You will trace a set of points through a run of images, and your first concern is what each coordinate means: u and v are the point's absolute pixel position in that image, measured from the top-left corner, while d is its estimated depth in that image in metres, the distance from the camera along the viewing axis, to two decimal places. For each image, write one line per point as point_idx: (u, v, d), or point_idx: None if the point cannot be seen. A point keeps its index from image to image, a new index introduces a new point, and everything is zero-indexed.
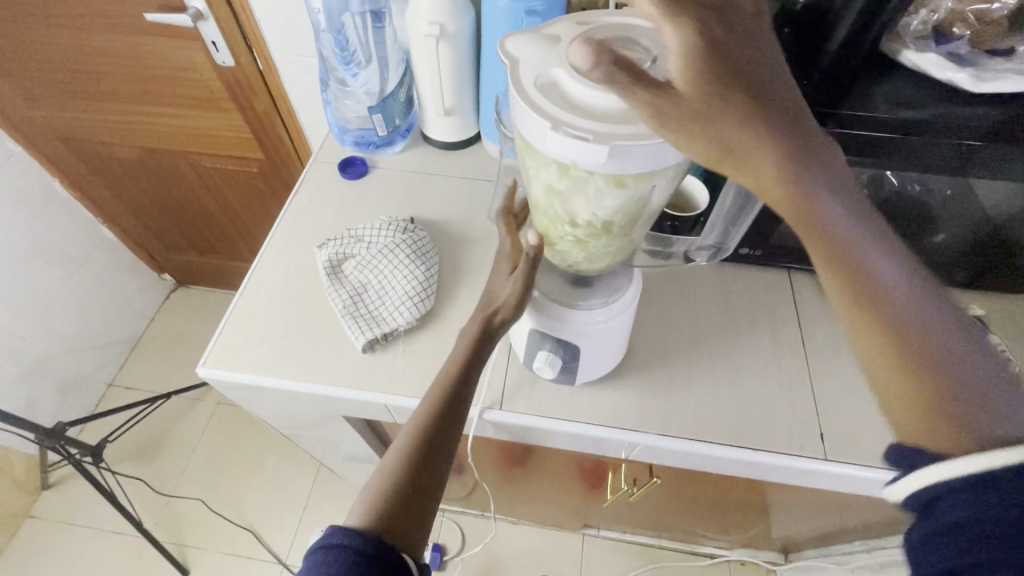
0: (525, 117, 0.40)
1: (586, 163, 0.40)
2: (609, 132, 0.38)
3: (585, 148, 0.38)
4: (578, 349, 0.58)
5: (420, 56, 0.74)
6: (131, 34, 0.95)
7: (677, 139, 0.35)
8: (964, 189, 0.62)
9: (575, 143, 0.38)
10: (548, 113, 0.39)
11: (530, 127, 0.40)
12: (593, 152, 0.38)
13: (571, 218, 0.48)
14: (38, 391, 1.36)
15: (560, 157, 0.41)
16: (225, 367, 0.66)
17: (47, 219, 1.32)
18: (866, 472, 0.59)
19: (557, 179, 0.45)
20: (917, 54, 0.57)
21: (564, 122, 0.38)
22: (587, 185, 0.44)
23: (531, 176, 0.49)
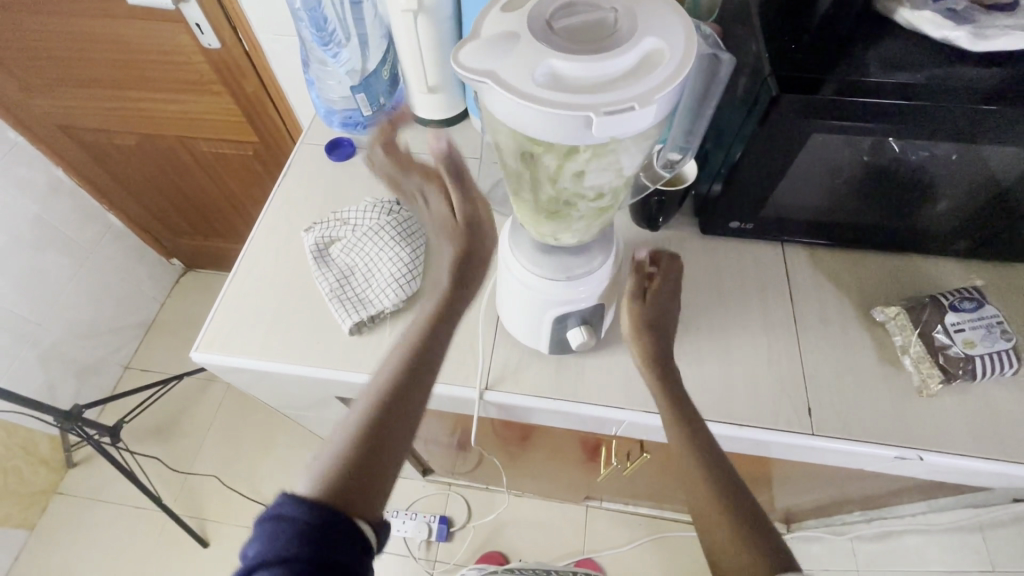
0: (546, 119, 0.33)
1: (631, 133, 0.35)
2: (648, 90, 0.33)
3: (631, 116, 0.33)
4: (599, 304, 0.56)
5: (399, 32, 0.72)
6: (116, 20, 0.95)
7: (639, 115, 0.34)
8: (972, 156, 0.58)
9: (625, 117, 0.33)
10: (575, 105, 0.33)
11: (556, 127, 0.34)
12: (643, 117, 0.33)
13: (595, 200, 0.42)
14: (57, 375, 1.42)
15: (598, 140, 0.35)
16: (218, 351, 0.68)
17: (53, 207, 1.34)
18: (854, 447, 0.59)
19: (582, 163, 0.38)
20: (912, 12, 0.54)
21: (594, 103, 0.32)
22: (613, 156, 0.38)
23: (529, 185, 0.42)
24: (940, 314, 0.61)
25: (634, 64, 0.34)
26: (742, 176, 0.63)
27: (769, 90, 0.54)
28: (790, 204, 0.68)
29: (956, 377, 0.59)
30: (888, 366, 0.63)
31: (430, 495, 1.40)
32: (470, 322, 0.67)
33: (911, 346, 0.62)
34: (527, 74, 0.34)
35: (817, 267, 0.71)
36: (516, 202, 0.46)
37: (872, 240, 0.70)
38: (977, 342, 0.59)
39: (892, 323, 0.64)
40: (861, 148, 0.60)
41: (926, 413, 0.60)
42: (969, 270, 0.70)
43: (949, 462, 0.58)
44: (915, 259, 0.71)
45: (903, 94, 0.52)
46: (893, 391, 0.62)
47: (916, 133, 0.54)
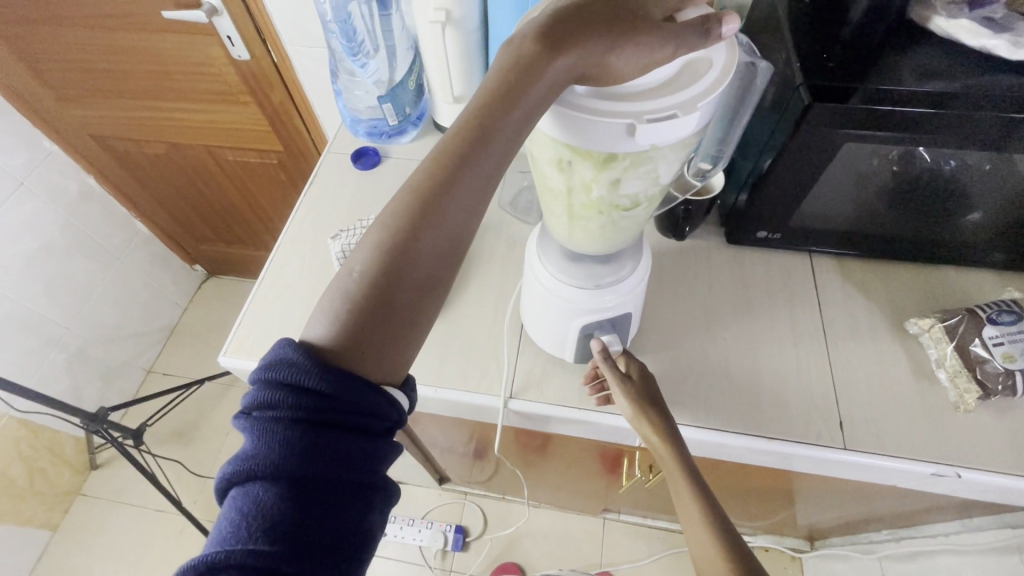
0: (586, 127, 0.33)
1: (673, 143, 0.35)
2: (689, 99, 0.33)
3: (674, 126, 0.33)
4: (626, 311, 0.56)
5: (427, 42, 0.73)
6: (150, 33, 0.97)
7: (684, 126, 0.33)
8: (1007, 164, 0.57)
9: (668, 124, 0.32)
10: (617, 114, 0.33)
11: (598, 138, 0.34)
12: (686, 126, 0.33)
13: (631, 202, 0.41)
14: (83, 378, 1.44)
15: (639, 149, 0.35)
16: (245, 355, 0.68)
17: (83, 214, 1.38)
18: (890, 462, 0.57)
19: (620, 171, 0.37)
20: (947, 21, 0.54)
21: (636, 113, 0.33)
22: (650, 165, 0.37)
23: (570, 190, 0.41)
24: (977, 327, 0.60)
25: (675, 76, 0.34)
26: (770, 186, 0.63)
27: (798, 99, 0.54)
28: (818, 214, 0.67)
29: (995, 391, 0.58)
30: (923, 380, 0.62)
31: (446, 504, 1.39)
32: (495, 329, 0.67)
33: (946, 359, 0.60)
34: (568, 88, 0.34)
35: (846, 278, 0.70)
36: (547, 211, 0.46)
37: (901, 250, 0.68)
38: (1017, 355, 0.57)
39: (926, 335, 0.63)
40: (891, 156, 0.59)
41: (963, 429, 0.58)
42: (1004, 282, 0.68)
43: (986, 480, 0.56)
44: (947, 270, 0.70)
45: (935, 102, 0.52)
46: (929, 406, 0.60)
47: (949, 141, 0.54)
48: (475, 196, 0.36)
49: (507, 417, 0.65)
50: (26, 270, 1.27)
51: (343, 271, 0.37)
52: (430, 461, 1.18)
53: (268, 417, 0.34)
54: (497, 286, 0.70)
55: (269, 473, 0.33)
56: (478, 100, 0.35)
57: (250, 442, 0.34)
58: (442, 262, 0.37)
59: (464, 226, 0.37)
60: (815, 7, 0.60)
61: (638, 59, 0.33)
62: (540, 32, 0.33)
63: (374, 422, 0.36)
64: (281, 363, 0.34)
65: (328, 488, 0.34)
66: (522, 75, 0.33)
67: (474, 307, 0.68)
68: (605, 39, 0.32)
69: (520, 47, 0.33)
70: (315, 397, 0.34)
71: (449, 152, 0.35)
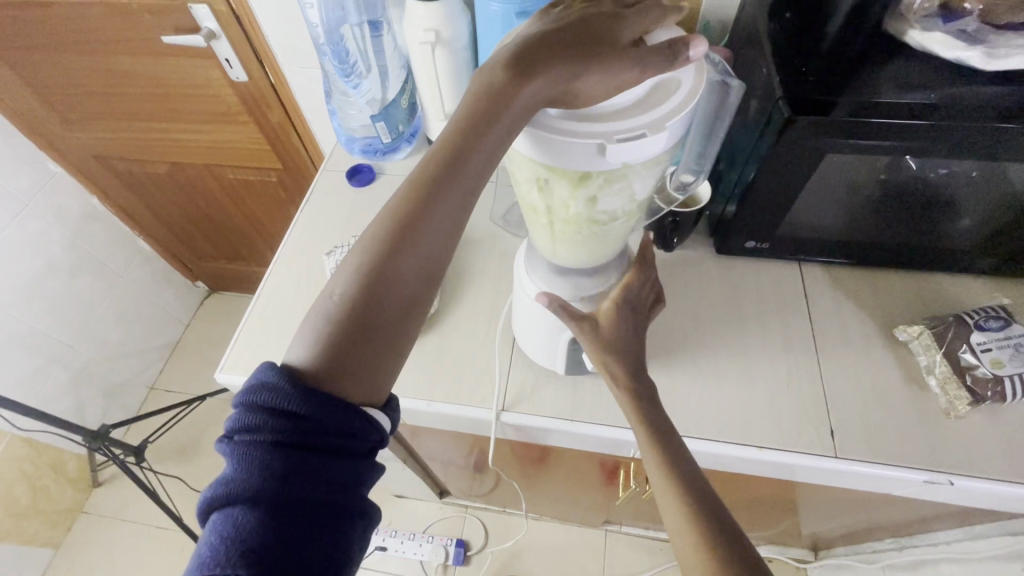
0: (559, 147, 0.34)
1: (645, 161, 0.36)
2: (658, 118, 0.34)
3: (643, 144, 0.34)
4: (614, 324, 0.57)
5: (417, 62, 0.75)
6: (152, 57, 1.00)
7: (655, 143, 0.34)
8: (991, 173, 0.57)
9: (638, 143, 0.33)
10: (588, 134, 0.34)
11: (572, 158, 0.35)
12: (655, 144, 0.34)
13: (609, 216, 0.42)
14: (85, 395, 1.45)
15: (612, 167, 0.35)
16: (241, 372, 0.69)
17: (87, 233, 1.40)
18: (884, 469, 0.57)
19: (595, 188, 0.38)
20: (922, 35, 0.54)
21: (607, 133, 0.34)
22: (624, 182, 0.38)
23: (550, 208, 0.42)
24: (965, 332, 0.60)
25: (644, 96, 0.35)
26: (756, 196, 0.64)
27: (779, 112, 0.55)
28: (805, 223, 0.68)
29: (986, 399, 0.58)
30: (913, 387, 0.62)
31: (447, 517, 1.39)
32: (488, 342, 0.67)
33: (936, 366, 0.61)
34: (541, 110, 0.35)
35: (835, 286, 0.71)
36: (531, 228, 0.47)
37: (887, 258, 0.69)
38: (1005, 361, 0.58)
39: (916, 342, 0.63)
40: (878, 166, 0.60)
41: (954, 436, 0.58)
42: (993, 288, 0.69)
43: (979, 486, 0.56)
44: (936, 276, 0.70)
45: (915, 113, 0.53)
46: (920, 412, 0.60)
47: (931, 151, 0.54)
48: (448, 220, 0.38)
49: (500, 430, 0.65)
50: (31, 290, 1.29)
51: (325, 295, 0.38)
52: (429, 474, 1.18)
53: (248, 441, 0.35)
54: (489, 299, 0.71)
55: (251, 496, 0.34)
56: (451, 127, 0.36)
57: (229, 467, 0.35)
58: (419, 286, 0.38)
59: (441, 251, 0.38)
60: (795, 22, 0.61)
61: (609, 81, 0.34)
62: (514, 59, 0.35)
63: (356, 443, 0.37)
64: (262, 388, 0.36)
65: (309, 510, 0.35)
66: (493, 101, 0.34)
67: (467, 321, 0.69)
68: (575, 63, 0.34)
69: (494, 72, 0.35)
70: (296, 420, 0.35)
71: (423, 179, 0.37)
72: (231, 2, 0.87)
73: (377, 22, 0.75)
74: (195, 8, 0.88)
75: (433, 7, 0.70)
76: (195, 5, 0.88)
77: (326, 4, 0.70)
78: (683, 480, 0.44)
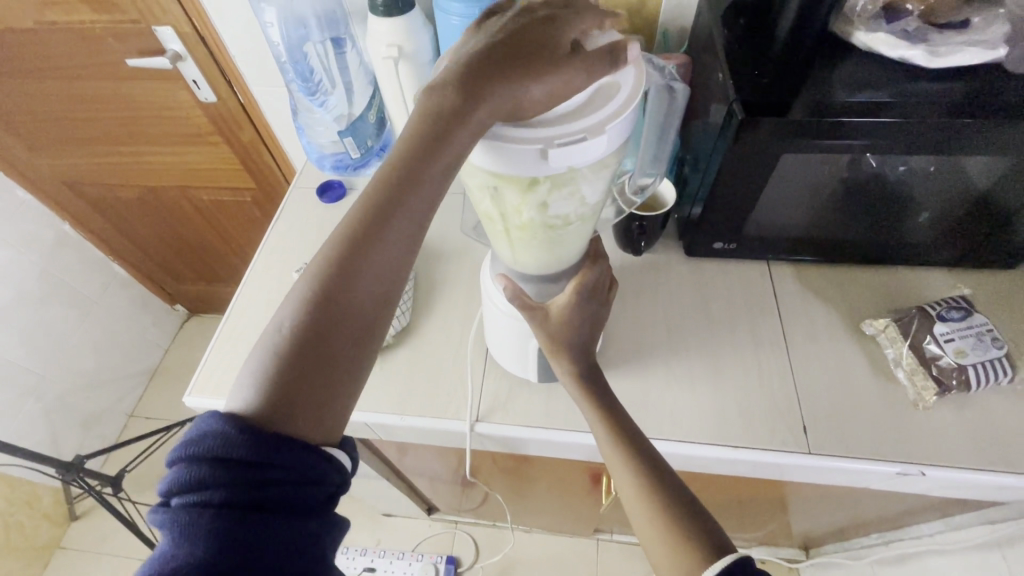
0: (502, 153, 0.35)
1: (589, 164, 0.36)
2: (596, 123, 0.35)
3: (583, 148, 0.34)
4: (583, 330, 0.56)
5: (382, 76, 0.75)
6: (118, 80, 1.00)
7: (596, 145, 0.34)
8: (947, 168, 0.59)
9: (577, 148, 0.34)
10: (528, 140, 0.34)
11: (516, 164, 0.35)
12: (595, 148, 0.35)
13: (562, 219, 0.42)
14: (61, 426, 1.42)
15: (557, 172, 0.36)
16: (211, 394, 0.68)
17: (59, 260, 1.38)
18: (857, 463, 0.57)
19: (543, 194, 0.38)
20: (866, 35, 0.56)
21: (547, 138, 0.34)
22: (572, 186, 0.38)
23: (504, 215, 0.42)
24: (928, 325, 0.61)
25: (586, 101, 0.36)
26: (719, 198, 0.64)
27: (734, 114, 0.56)
28: (769, 223, 0.69)
29: (951, 388, 0.59)
30: (883, 380, 0.62)
31: (437, 534, 1.37)
32: (461, 354, 0.67)
33: (902, 358, 0.61)
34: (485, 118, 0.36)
35: (803, 284, 0.71)
36: (490, 235, 0.47)
37: (851, 254, 0.70)
38: (968, 351, 0.59)
39: (883, 335, 0.64)
40: (839, 164, 0.61)
41: (924, 426, 0.59)
42: (957, 279, 0.70)
43: (949, 476, 0.56)
44: (901, 271, 0.71)
45: (868, 110, 0.54)
46: (890, 404, 0.61)
47: (884, 148, 0.56)
48: (399, 250, 0.38)
49: (476, 441, 0.64)
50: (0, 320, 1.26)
51: (271, 330, 0.38)
52: (415, 491, 1.16)
53: (196, 495, 0.33)
54: (462, 310, 0.70)
55: (193, 560, 0.32)
56: (396, 155, 0.36)
57: (176, 526, 0.33)
58: (371, 314, 0.39)
59: (392, 278, 0.39)
60: (748, 27, 0.63)
61: (550, 85, 0.34)
62: (456, 68, 0.35)
63: (309, 488, 0.36)
64: (207, 438, 0.34)
65: (258, 568, 0.33)
66: (439, 124, 0.34)
67: (439, 333, 0.69)
68: (520, 76, 0.34)
69: (438, 88, 0.35)
70: (243, 472, 0.34)
71: (371, 211, 0.37)
72: (195, 24, 0.87)
73: (339, 38, 0.75)
74: (159, 31, 0.88)
75: (394, 21, 0.70)
76: (158, 27, 0.88)
77: (287, 22, 0.72)
78: (650, 477, 0.48)
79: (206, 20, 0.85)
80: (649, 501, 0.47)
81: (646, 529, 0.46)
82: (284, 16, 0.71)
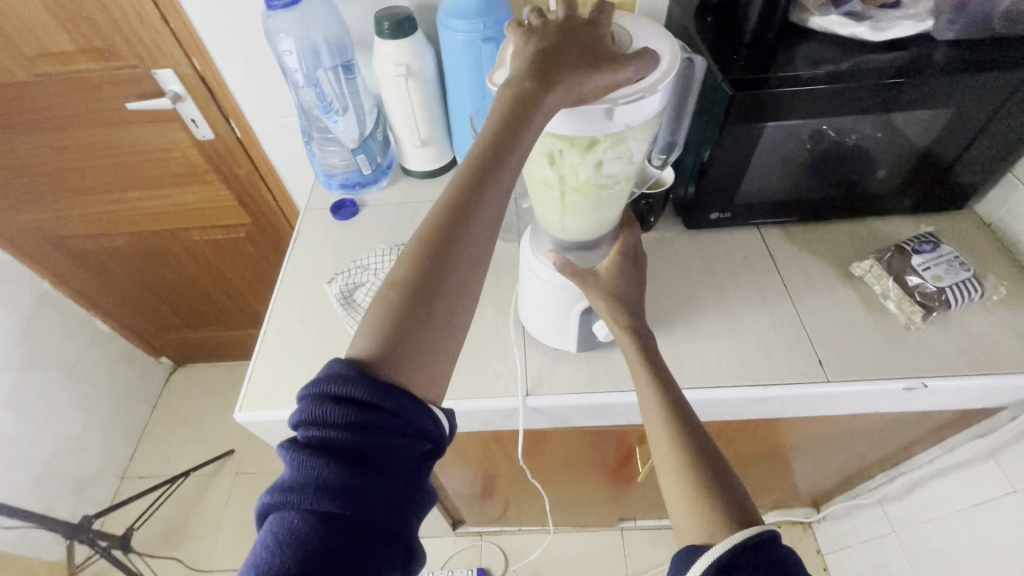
0: (575, 115, 0.43)
1: (643, 121, 0.45)
2: (650, 84, 0.43)
3: (641, 105, 0.43)
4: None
5: (391, 95, 0.81)
6: (113, 126, 1.01)
7: (650, 100, 0.43)
8: (893, 127, 0.69)
9: (638, 104, 0.42)
10: (597, 102, 0.43)
11: (587, 124, 0.44)
12: (651, 104, 0.43)
13: (610, 178, 0.52)
14: (53, 494, 1.34)
15: (616, 129, 0.45)
16: (261, 407, 0.69)
17: (41, 319, 1.33)
18: (871, 384, 0.65)
19: (601, 152, 0.48)
20: (820, 18, 0.67)
21: (612, 99, 0.43)
22: (623, 145, 0.48)
23: (563, 175, 0.51)
24: (907, 259, 0.71)
25: None
26: (714, 172, 0.72)
27: (723, 94, 0.64)
28: (756, 191, 0.77)
29: (935, 309, 0.68)
30: (875, 311, 0.71)
31: (464, 549, 1.36)
32: (500, 338, 0.71)
33: (890, 290, 0.71)
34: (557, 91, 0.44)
35: (792, 241, 0.80)
36: (542, 203, 0.57)
37: (828, 211, 0.80)
38: (943, 275, 0.68)
39: (869, 275, 0.73)
40: (804, 137, 0.71)
41: (916, 345, 0.68)
42: (918, 222, 0.81)
43: (947, 384, 0.65)
44: (872, 222, 0.82)
45: (829, 80, 0.63)
46: (885, 330, 0.69)
47: (841, 110, 0.65)
48: (492, 215, 0.42)
49: (526, 416, 0.68)
50: None
51: (386, 283, 0.42)
52: (443, 504, 1.16)
53: (319, 429, 0.36)
54: (493, 300, 0.75)
55: (315, 485, 0.35)
56: (493, 128, 0.41)
57: (299, 455, 0.36)
58: (469, 275, 0.42)
59: (485, 238, 0.43)
60: (718, 23, 0.72)
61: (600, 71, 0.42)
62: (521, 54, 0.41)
63: (416, 442, 0.38)
64: (330, 378, 0.37)
65: (369, 505, 0.35)
66: (528, 103, 0.41)
67: (476, 324, 0.72)
68: (579, 65, 0.42)
69: (519, 78, 0.42)
70: (362, 414, 0.37)
71: (473, 173, 0.42)
72: (196, 64, 0.90)
73: (349, 64, 0.81)
74: (159, 73, 0.91)
75: (400, 42, 0.75)
76: (158, 70, 0.91)
77: (302, 50, 0.77)
78: (682, 438, 0.49)
79: (208, 59, 0.88)
80: (673, 449, 0.48)
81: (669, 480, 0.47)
82: (300, 44, 0.76)
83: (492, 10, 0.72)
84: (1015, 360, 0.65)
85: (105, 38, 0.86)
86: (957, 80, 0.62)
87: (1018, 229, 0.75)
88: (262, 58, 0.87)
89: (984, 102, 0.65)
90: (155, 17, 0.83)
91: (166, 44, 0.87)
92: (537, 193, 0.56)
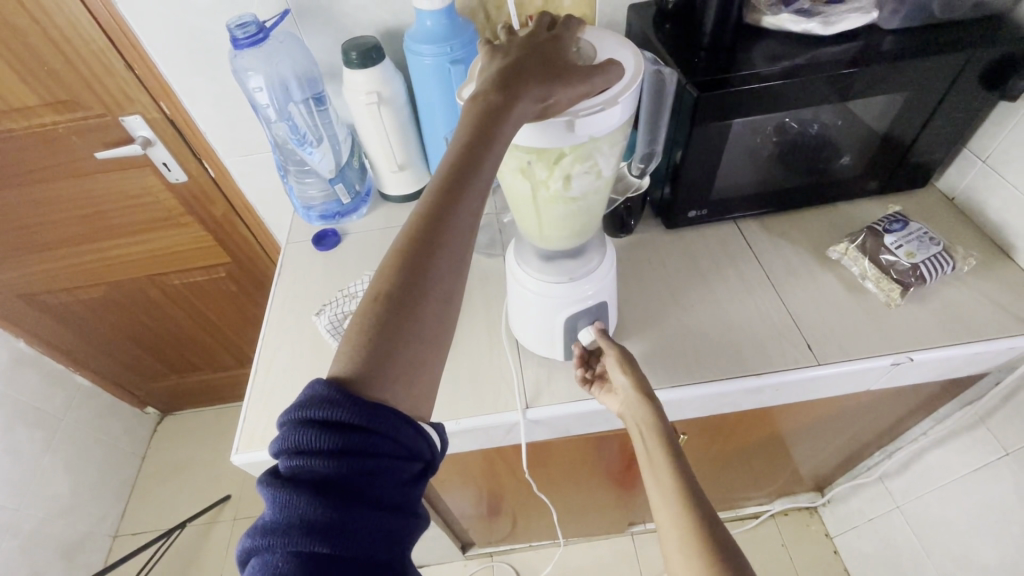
0: (541, 132, 0.45)
1: (607, 130, 0.46)
2: (610, 97, 0.45)
3: (603, 115, 0.44)
4: (603, 301, 0.63)
5: (364, 122, 0.81)
6: (81, 177, 0.99)
7: (612, 110, 0.45)
8: (852, 114, 0.72)
9: (598, 116, 0.44)
10: (560, 115, 0.45)
11: (551, 138, 0.46)
12: (613, 115, 0.45)
13: (580, 190, 0.53)
14: (44, 561, 1.28)
15: (581, 140, 0.46)
16: (259, 447, 0.67)
17: (18, 381, 1.28)
18: (860, 363, 0.66)
19: (567, 167, 0.50)
20: (773, 17, 0.70)
21: (574, 112, 0.44)
22: (591, 159, 0.50)
23: (537, 189, 0.52)
24: (879, 239, 0.74)
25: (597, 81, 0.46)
26: (688, 172, 0.74)
27: (689, 96, 0.65)
28: (731, 186, 0.79)
29: (911, 285, 0.71)
30: (855, 292, 0.73)
31: (475, 572, 1.33)
32: (494, 354, 0.71)
33: (868, 271, 0.73)
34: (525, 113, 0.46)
35: (769, 232, 0.83)
36: (521, 219, 0.58)
37: (798, 200, 0.82)
38: (916, 252, 0.71)
39: (846, 257, 0.76)
40: (769, 131, 0.73)
41: (896, 319, 0.70)
42: (885, 203, 0.84)
43: (931, 356, 0.67)
44: (843, 207, 0.85)
45: (789, 74, 0.65)
46: (867, 308, 0.71)
47: (801, 103, 0.67)
48: (466, 225, 0.43)
49: (528, 428, 0.68)
50: None
51: (369, 298, 0.41)
52: (450, 529, 1.14)
53: (304, 458, 0.35)
54: (484, 317, 0.75)
55: (302, 518, 0.34)
56: (465, 136, 0.42)
57: (283, 486, 0.35)
58: (450, 285, 0.42)
59: (464, 246, 0.43)
60: (677, 31, 0.74)
61: (570, 92, 0.44)
62: (497, 84, 0.43)
63: (408, 460, 0.38)
64: (310, 401, 0.37)
65: (361, 532, 0.34)
66: (496, 115, 0.42)
67: (470, 343, 0.73)
68: (547, 82, 0.43)
69: (493, 95, 0.42)
70: (348, 437, 0.36)
71: (450, 182, 0.42)
72: (164, 107, 0.89)
73: (320, 96, 0.82)
74: (127, 120, 0.90)
75: (369, 70, 0.76)
76: (126, 117, 0.90)
77: (273, 85, 0.77)
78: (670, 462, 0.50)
79: (177, 102, 0.88)
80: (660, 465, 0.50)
81: (657, 515, 0.50)
82: (270, 80, 0.77)
83: (459, 33, 0.74)
84: (991, 326, 0.68)
85: (69, 89, 0.85)
86: (906, 67, 0.65)
87: (980, 199, 0.78)
88: (231, 98, 0.87)
89: (931, 83, 0.68)
90: (121, 64, 0.83)
91: (133, 90, 0.86)
92: (516, 208, 0.57)
